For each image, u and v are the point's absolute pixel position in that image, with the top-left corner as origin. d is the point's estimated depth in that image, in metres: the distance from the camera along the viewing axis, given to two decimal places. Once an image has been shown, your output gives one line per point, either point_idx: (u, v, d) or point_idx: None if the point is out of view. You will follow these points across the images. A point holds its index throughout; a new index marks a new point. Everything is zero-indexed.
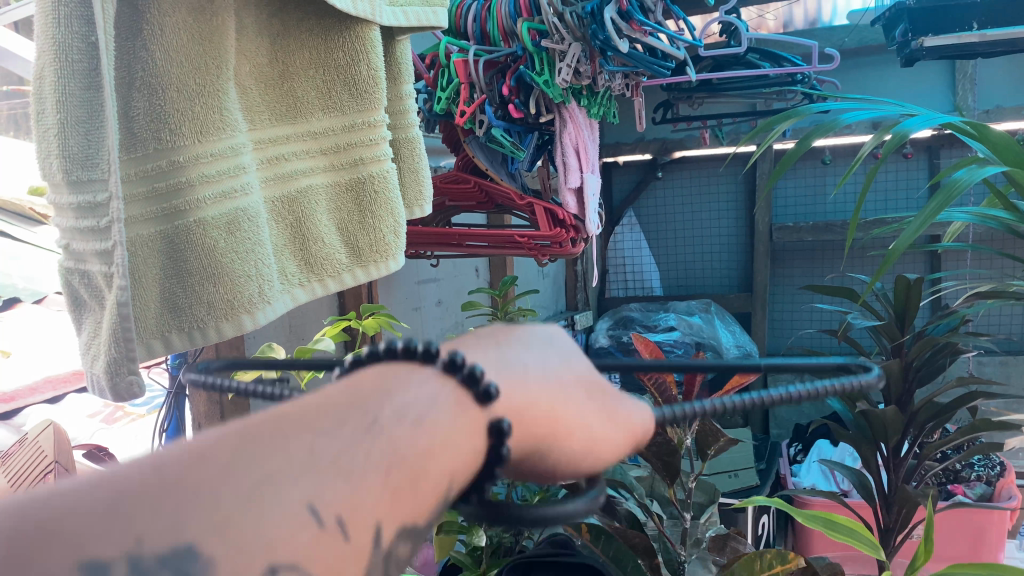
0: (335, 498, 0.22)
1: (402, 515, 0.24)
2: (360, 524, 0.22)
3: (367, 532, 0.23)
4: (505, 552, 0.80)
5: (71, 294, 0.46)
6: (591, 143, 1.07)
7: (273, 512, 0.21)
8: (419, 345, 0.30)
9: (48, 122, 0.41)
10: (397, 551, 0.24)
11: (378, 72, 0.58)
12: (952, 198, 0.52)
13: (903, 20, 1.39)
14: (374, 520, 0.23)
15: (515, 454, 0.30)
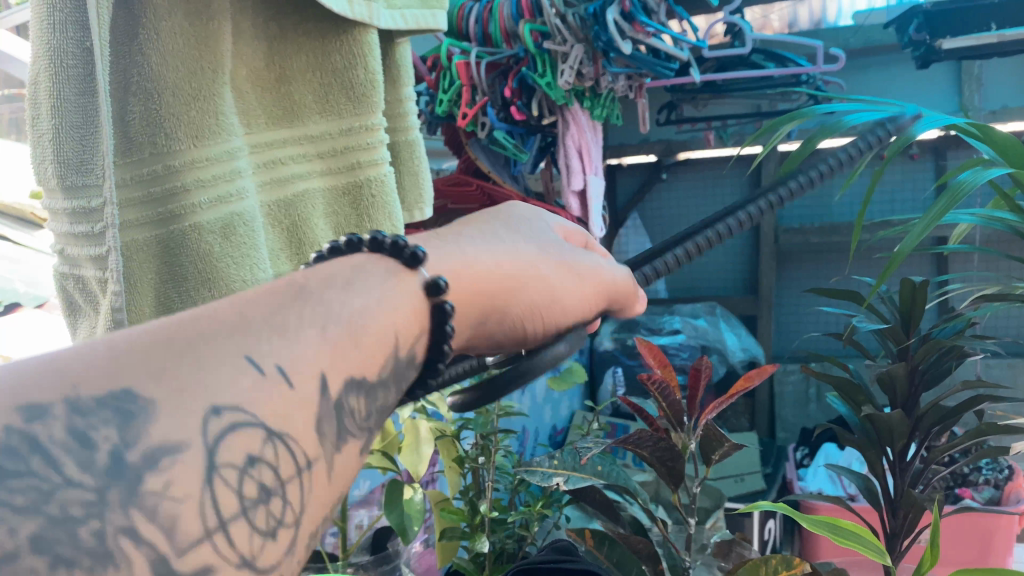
0: (271, 351, 0.27)
1: (346, 370, 0.29)
2: (304, 377, 0.27)
3: (313, 383, 0.28)
4: (507, 557, 0.80)
5: (67, 300, 0.46)
6: (594, 145, 1.06)
7: (216, 367, 0.25)
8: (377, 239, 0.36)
9: (44, 127, 0.41)
10: (345, 401, 0.29)
11: (376, 75, 0.57)
12: (959, 198, 0.52)
13: (918, 18, 1.38)
14: (317, 371, 0.28)
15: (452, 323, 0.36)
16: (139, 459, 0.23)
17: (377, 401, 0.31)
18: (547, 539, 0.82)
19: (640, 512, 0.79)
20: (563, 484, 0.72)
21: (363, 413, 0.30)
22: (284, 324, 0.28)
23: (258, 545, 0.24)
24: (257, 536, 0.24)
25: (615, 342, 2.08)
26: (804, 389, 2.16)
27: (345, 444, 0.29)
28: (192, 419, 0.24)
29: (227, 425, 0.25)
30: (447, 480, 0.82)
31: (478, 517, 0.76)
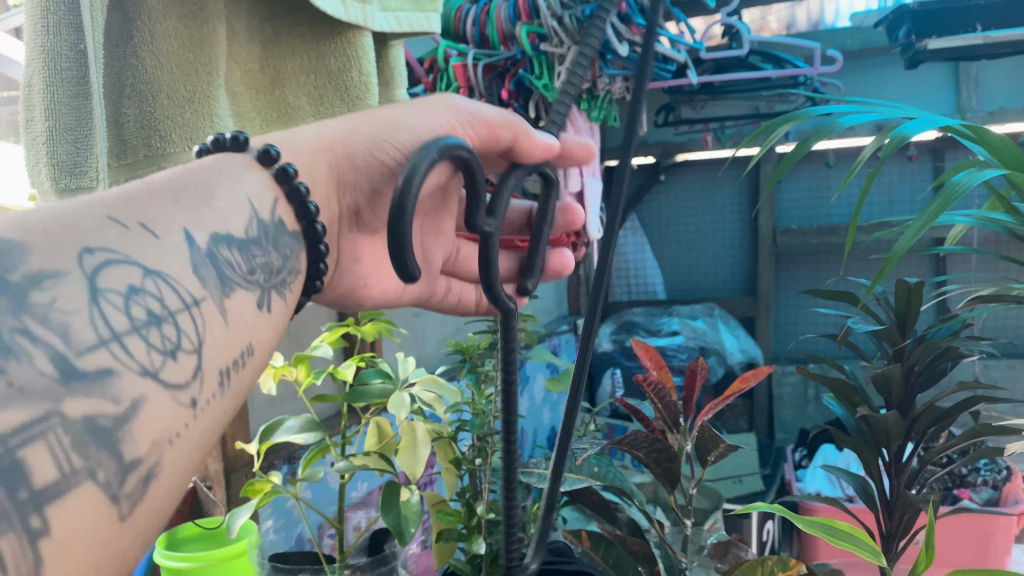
0: (131, 214, 0.28)
1: (208, 226, 0.31)
2: (168, 230, 0.29)
3: (176, 235, 0.29)
4: (503, 561, 0.78)
5: None
6: (592, 147, 1.08)
7: (77, 224, 0.27)
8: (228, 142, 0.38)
9: (38, 129, 0.41)
10: (218, 254, 0.31)
11: (370, 78, 0.56)
12: (953, 199, 0.52)
13: (907, 20, 1.38)
14: (178, 226, 0.30)
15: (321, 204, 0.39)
16: (22, 279, 0.23)
17: (258, 258, 0.34)
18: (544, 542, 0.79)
19: (637, 514, 0.79)
20: (559, 486, 0.72)
21: (244, 268, 0.33)
22: (150, 203, 0.29)
23: (159, 362, 0.26)
24: (156, 353, 0.26)
25: (613, 344, 2.08)
26: (803, 390, 2.17)
27: (233, 293, 0.31)
28: (65, 255, 0.25)
29: (101, 262, 0.26)
30: (444, 482, 0.79)
31: (476, 519, 0.77)
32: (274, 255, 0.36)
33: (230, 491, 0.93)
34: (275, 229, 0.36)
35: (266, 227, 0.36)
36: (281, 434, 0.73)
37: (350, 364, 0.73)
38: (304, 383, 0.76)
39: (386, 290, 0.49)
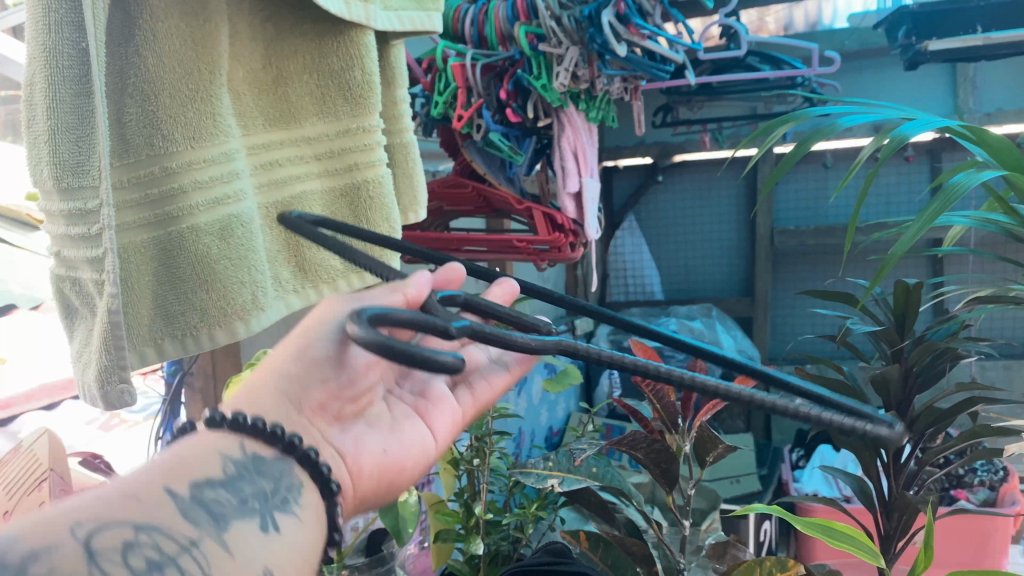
0: (103, 495, 0.29)
1: (186, 476, 0.31)
2: (148, 489, 0.30)
3: (156, 494, 0.30)
4: (503, 558, 0.80)
5: (63, 301, 0.46)
6: (591, 147, 1.06)
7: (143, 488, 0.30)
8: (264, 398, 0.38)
9: (40, 128, 0.41)
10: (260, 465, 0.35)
11: (372, 78, 0.58)
12: (951, 201, 0.52)
13: (909, 21, 1.38)
14: (158, 486, 0.30)
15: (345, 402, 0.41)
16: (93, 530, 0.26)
17: (248, 489, 0.33)
18: (544, 540, 0.82)
19: (636, 514, 0.79)
20: (558, 486, 0.72)
21: (235, 500, 0.32)
22: (135, 482, 0.30)
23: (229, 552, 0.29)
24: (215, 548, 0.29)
25: (611, 344, 2.08)
26: None
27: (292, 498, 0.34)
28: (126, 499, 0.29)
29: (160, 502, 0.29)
30: (442, 482, 0.79)
31: (473, 519, 0.76)
32: (264, 481, 0.34)
33: None
34: (255, 463, 0.35)
35: (245, 463, 0.34)
36: None
37: None
38: None
39: (416, 457, 0.43)
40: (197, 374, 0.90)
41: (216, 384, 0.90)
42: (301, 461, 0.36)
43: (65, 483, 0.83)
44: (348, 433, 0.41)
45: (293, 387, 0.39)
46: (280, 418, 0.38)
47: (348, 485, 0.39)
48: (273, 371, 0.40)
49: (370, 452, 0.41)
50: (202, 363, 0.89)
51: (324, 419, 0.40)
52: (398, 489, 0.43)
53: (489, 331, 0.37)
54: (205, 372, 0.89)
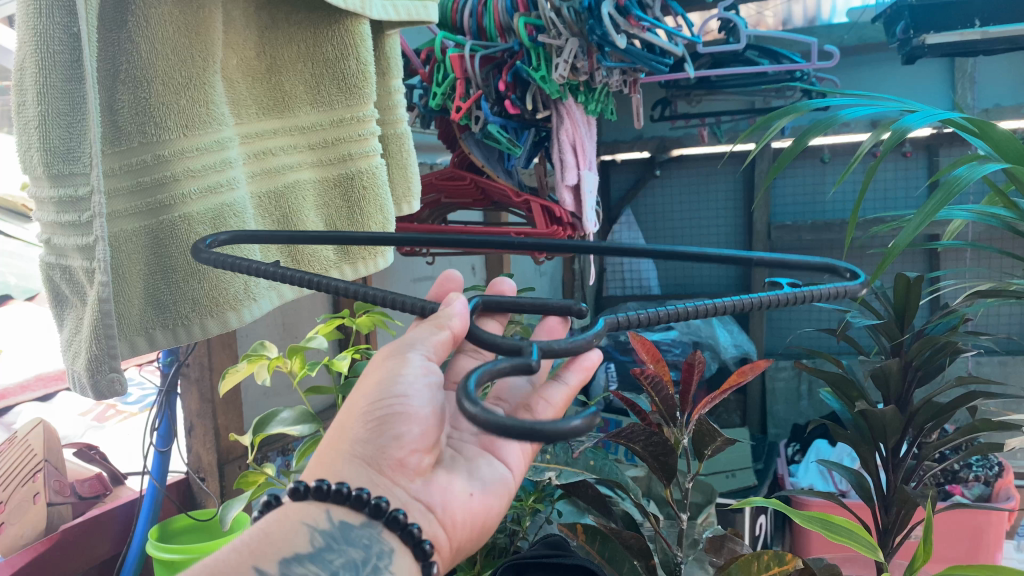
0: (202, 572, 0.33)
1: (276, 555, 0.35)
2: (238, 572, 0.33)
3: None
4: (499, 552, 0.79)
5: (52, 290, 0.45)
6: (589, 140, 1.05)
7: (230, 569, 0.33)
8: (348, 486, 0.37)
9: (30, 114, 0.40)
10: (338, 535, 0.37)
11: (368, 67, 0.57)
12: (953, 195, 0.52)
13: (905, 16, 1.36)
14: (248, 567, 0.34)
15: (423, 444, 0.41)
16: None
17: (337, 561, 0.36)
18: (540, 532, 0.78)
19: (631, 507, 0.80)
20: (555, 479, 0.72)
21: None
22: (227, 561, 0.34)
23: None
24: None
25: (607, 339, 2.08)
26: (796, 385, 2.18)
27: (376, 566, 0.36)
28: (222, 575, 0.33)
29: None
30: None
31: None
32: (353, 551, 0.37)
33: (224, 482, 0.93)
34: (342, 531, 0.37)
35: (332, 532, 0.37)
36: (274, 426, 0.73)
37: (344, 355, 0.72)
38: (298, 375, 0.75)
39: (502, 496, 0.43)
40: (193, 366, 0.89)
41: (211, 375, 0.90)
42: (387, 526, 0.37)
43: (60, 473, 0.84)
44: (433, 483, 0.40)
45: (360, 443, 0.40)
46: (342, 463, 0.39)
47: (443, 539, 0.39)
48: (344, 431, 0.41)
49: (458, 499, 0.41)
50: (198, 354, 0.88)
51: (405, 473, 0.39)
52: (492, 526, 0.43)
53: (560, 344, 0.37)
54: (201, 363, 0.89)
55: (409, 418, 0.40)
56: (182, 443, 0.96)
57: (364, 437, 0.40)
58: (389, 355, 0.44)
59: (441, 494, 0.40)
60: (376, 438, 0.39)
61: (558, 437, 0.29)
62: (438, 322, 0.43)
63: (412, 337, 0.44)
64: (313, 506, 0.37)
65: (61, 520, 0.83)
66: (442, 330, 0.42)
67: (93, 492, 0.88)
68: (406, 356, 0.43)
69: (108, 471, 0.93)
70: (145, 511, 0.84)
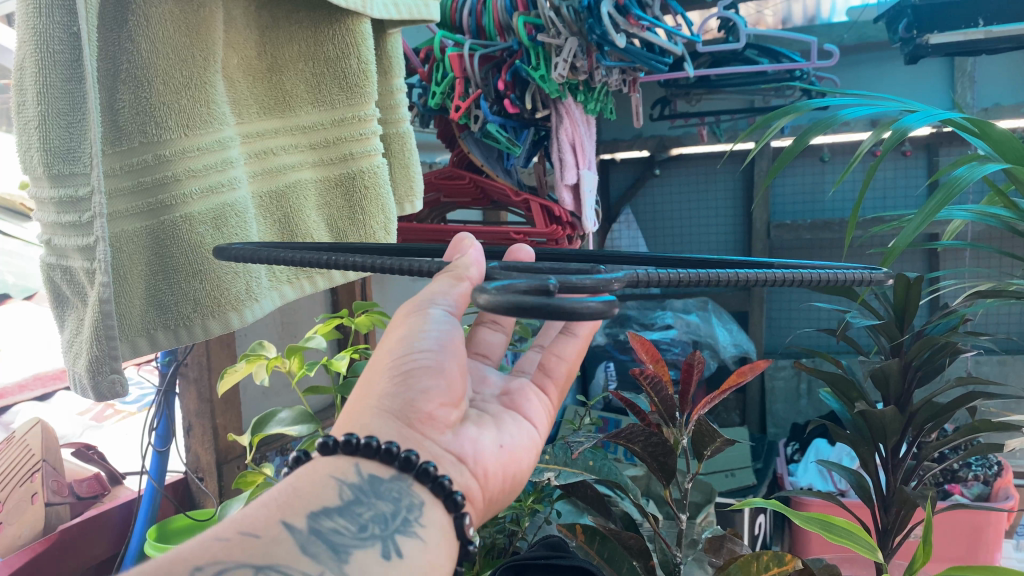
0: (231, 525, 0.32)
1: (304, 509, 0.34)
2: (267, 525, 0.32)
3: (276, 527, 0.32)
4: (498, 553, 0.78)
5: (52, 290, 0.45)
6: (588, 139, 1.05)
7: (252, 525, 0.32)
8: (379, 440, 0.37)
9: (29, 113, 0.40)
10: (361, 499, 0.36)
11: (369, 66, 0.57)
12: (953, 195, 0.52)
13: (910, 14, 1.37)
14: (276, 520, 0.33)
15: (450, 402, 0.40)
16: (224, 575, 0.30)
17: (366, 514, 0.35)
18: (539, 533, 0.79)
19: (630, 507, 0.80)
20: (554, 479, 0.72)
21: (354, 528, 0.34)
22: (254, 515, 0.33)
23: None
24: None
25: (606, 338, 2.08)
26: (795, 385, 2.18)
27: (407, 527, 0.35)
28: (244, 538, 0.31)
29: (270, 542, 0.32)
30: None
31: None
32: (382, 504, 0.36)
33: (222, 482, 0.93)
34: (372, 484, 0.36)
35: (361, 486, 0.36)
36: (272, 426, 0.73)
37: (343, 356, 0.72)
38: (297, 375, 0.75)
39: (529, 451, 0.45)
40: (192, 365, 0.89)
41: (210, 375, 0.90)
42: (418, 479, 0.37)
43: (58, 473, 0.84)
44: (463, 436, 0.41)
45: (386, 398, 0.39)
46: (369, 417, 0.38)
47: (477, 489, 0.40)
48: (369, 385, 0.40)
49: (489, 452, 0.42)
50: (197, 354, 0.88)
51: (435, 426, 0.39)
52: (521, 479, 0.44)
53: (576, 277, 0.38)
54: (199, 363, 0.89)
55: (432, 371, 0.39)
56: (180, 444, 0.95)
57: (389, 391, 0.39)
58: (411, 312, 0.42)
59: (471, 449, 0.41)
60: (402, 392, 0.39)
61: (568, 313, 0.28)
62: (457, 274, 0.41)
63: (431, 292, 0.41)
64: (342, 460, 0.37)
65: (59, 520, 0.83)
66: (461, 282, 0.41)
67: (91, 492, 0.87)
68: (427, 312, 0.41)
69: (106, 471, 0.92)
70: (143, 511, 0.83)
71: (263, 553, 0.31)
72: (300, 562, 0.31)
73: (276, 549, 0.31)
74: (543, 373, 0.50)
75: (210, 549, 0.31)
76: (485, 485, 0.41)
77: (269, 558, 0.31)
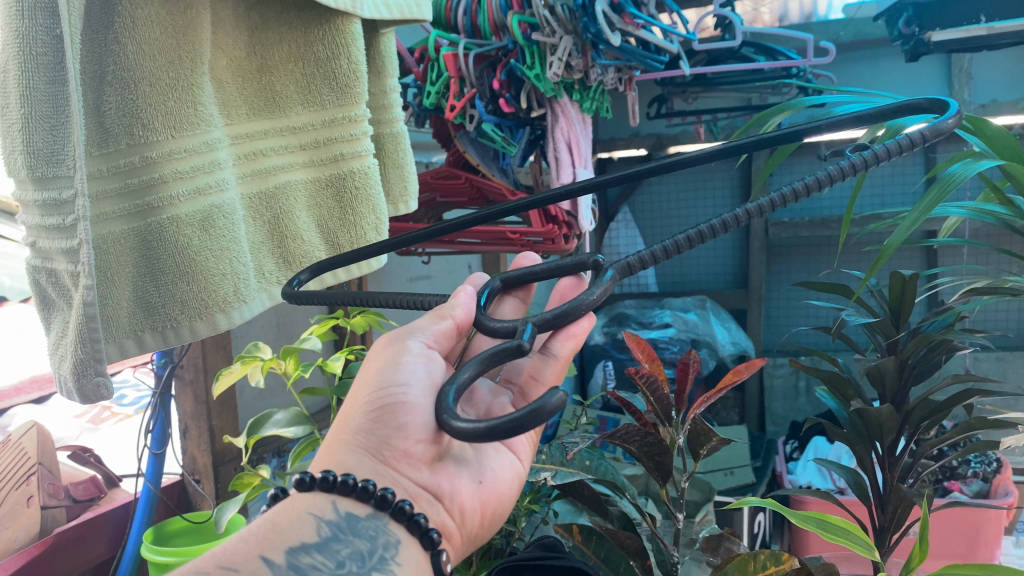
0: (212, 559, 0.34)
1: (283, 544, 0.36)
2: (246, 559, 0.34)
3: (255, 562, 0.34)
4: (494, 553, 0.79)
5: (38, 293, 0.44)
6: (585, 139, 1.05)
7: None
8: (353, 478, 0.39)
9: (13, 116, 0.39)
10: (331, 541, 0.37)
11: (359, 66, 0.57)
12: (948, 192, 0.51)
13: (910, 11, 1.37)
14: (256, 555, 0.35)
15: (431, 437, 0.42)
16: None
17: (343, 551, 0.37)
18: (536, 534, 0.80)
19: (628, 506, 0.78)
20: (550, 480, 0.70)
21: (331, 564, 0.36)
22: (234, 550, 0.35)
23: None
24: None
25: (604, 336, 2.07)
26: (794, 382, 2.18)
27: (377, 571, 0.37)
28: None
29: None
30: None
31: None
32: (359, 541, 0.38)
33: (218, 484, 0.93)
34: (348, 522, 0.38)
35: (339, 523, 0.38)
36: (268, 428, 0.72)
37: (338, 357, 0.71)
38: (292, 376, 0.75)
39: (506, 484, 0.47)
40: (188, 367, 0.89)
41: (206, 377, 0.90)
42: (394, 517, 0.39)
43: (54, 476, 0.84)
44: (440, 472, 0.43)
45: (361, 434, 0.42)
46: (345, 453, 0.41)
47: (453, 526, 0.42)
48: (344, 423, 0.43)
49: (465, 489, 0.44)
50: (193, 355, 0.88)
51: (410, 463, 0.41)
52: (500, 515, 0.46)
53: (550, 314, 0.40)
54: (195, 364, 0.88)
55: (410, 408, 0.41)
56: (177, 445, 0.95)
57: (364, 428, 0.42)
58: (390, 342, 0.45)
59: (448, 485, 0.43)
60: (381, 427, 0.41)
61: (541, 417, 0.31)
62: (439, 313, 0.45)
63: (410, 326, 0.46)
64: (319, 497, 0.39)
65: (55, 523, 0.82)
66: (444, 320, 0.45)
67: (88, 495, 0.87)
68: (404, 344, 0.45)
69: (102, 474, 0.92)
70: (139, 515, 0.83)
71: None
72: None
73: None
74: (522, 397, 0.53)
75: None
76: (463, 526, 0.43)
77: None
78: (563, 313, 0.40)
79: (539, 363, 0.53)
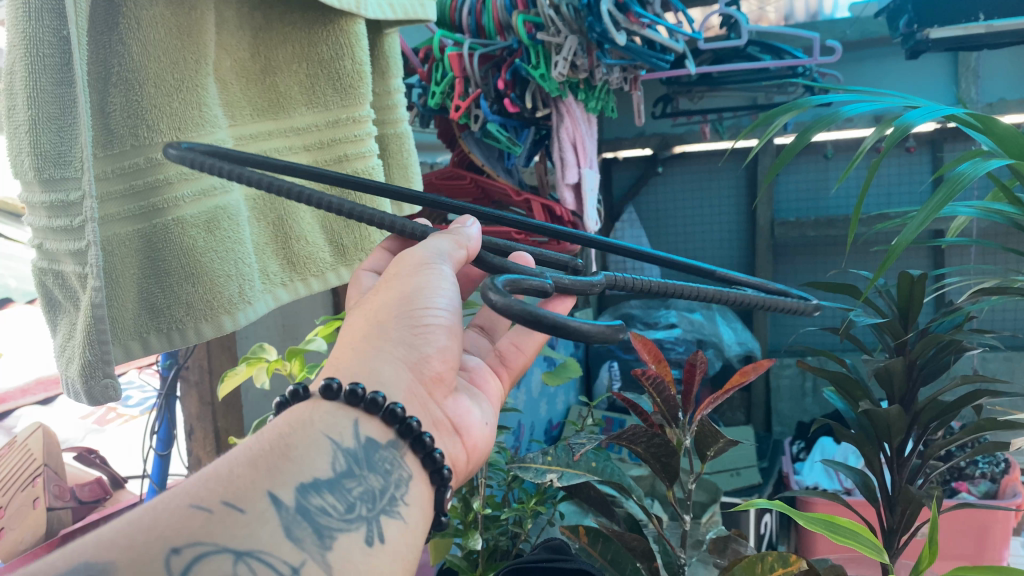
0: (213, 493, 0.29)
1: (293, 479, 0.31)
2: (253, 497, 0.30)
3: (261, 501, 0.30)
4: (501, 555, 0.79)
5: (45, 295, 0.45)
6: (589, 139, 1.04)
7: (245, 508, 0.29)
8: (383, 396, 0.36)
9: (20, 117, 0.39)
10: (342, 482, 0.33)
11: (363, 67, 0.56)
12: (957, 191, 0.50)
13: (908, 11, 1.37)
14: (262, 491, 0.30)
15: (441, 389, 0.42)
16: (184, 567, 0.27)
17: (355, 490, 0.33)
18: (542, 535, 0.82)
19: (634, 508, 0.78)
20: (556, 481, 0.69)
21: (342, 507, 0.32)
22: (238, 480, 0.30)
23: (300, 560, 0.29)
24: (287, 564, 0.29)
25: None
26: (801, 383, 2.17)
27: (387, 520, 0.34)
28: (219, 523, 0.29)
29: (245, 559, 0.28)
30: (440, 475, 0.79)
31: (472, 514, 0.75)
32: (373, 479, 0.35)
33: None
34: (365, 452, 0.35)
35: (355, 453, 0.35)
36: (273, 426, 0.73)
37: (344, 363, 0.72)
38: (297, 378, 0.75)
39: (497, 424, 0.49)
40: (193, 368, 0.89)
41: (211, 378, 0.90)
42: (411, 449, 0.37)
43: (60, 477, 0.84)
44: (457, 406, 0.44)
45: (401, 346, 0.40)
46: (379, 362, 0.39)
47: (462, 463, 0.43)
48: (375, 337, 0.41)
49: (478, 426, 0.45)
50: (197, 357, 0.89)
51: (440, 390, 0.42)
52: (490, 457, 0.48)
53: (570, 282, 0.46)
54: (200, 366, 0.89)
55: (443, 329, 0.42)
56: (181, 447, 0.95)
57: (404, 340, 0.41)
58: (421, 265, 0.44)
59: (463, 421, 0.44)
60: (418, 346, 0.41)
61: (585, 339, 0.38)
62: (458, 240, 0.46)
63: (435, 245, 0.45)
64: (341, 417, 0.35)
65: (61, 524, 0.84)
66: (460, 249, 0.46)
67: (92, 497, 0.89)
68: (439, 270, 0.44)
69: (107, 475, 0.94)
70: None
71: (243, 536, 0.28)
72: (281, 550, 0.29)
73: (258, 531, 0.29)
74: (500, 362, 0.54)
75: (189, 522, 0.28)
76: (471, 462, 0.44)
77: (250, 543, 0.28)
78: (581, 287, 0.46)
79: (522, 332, 0.55)
